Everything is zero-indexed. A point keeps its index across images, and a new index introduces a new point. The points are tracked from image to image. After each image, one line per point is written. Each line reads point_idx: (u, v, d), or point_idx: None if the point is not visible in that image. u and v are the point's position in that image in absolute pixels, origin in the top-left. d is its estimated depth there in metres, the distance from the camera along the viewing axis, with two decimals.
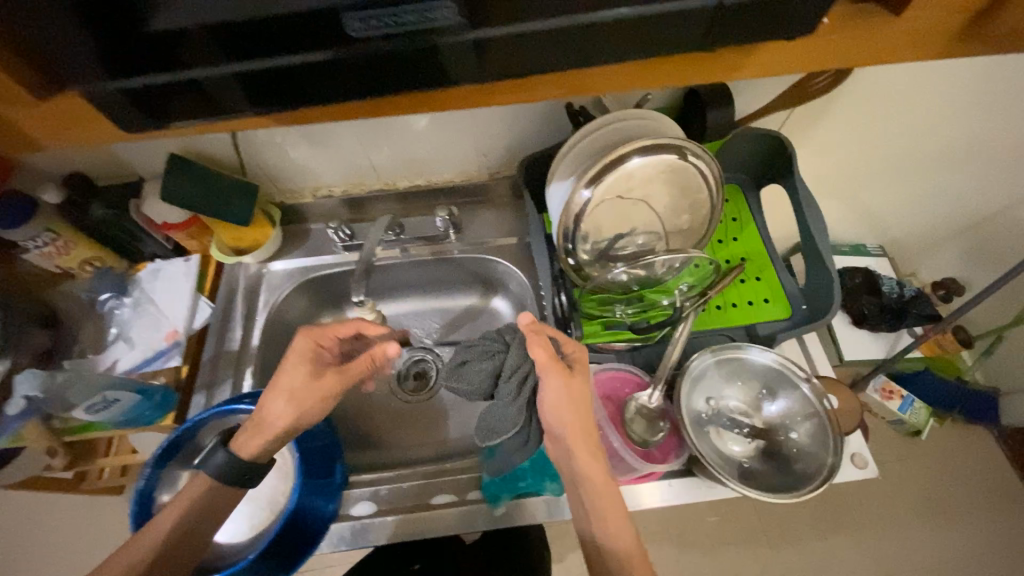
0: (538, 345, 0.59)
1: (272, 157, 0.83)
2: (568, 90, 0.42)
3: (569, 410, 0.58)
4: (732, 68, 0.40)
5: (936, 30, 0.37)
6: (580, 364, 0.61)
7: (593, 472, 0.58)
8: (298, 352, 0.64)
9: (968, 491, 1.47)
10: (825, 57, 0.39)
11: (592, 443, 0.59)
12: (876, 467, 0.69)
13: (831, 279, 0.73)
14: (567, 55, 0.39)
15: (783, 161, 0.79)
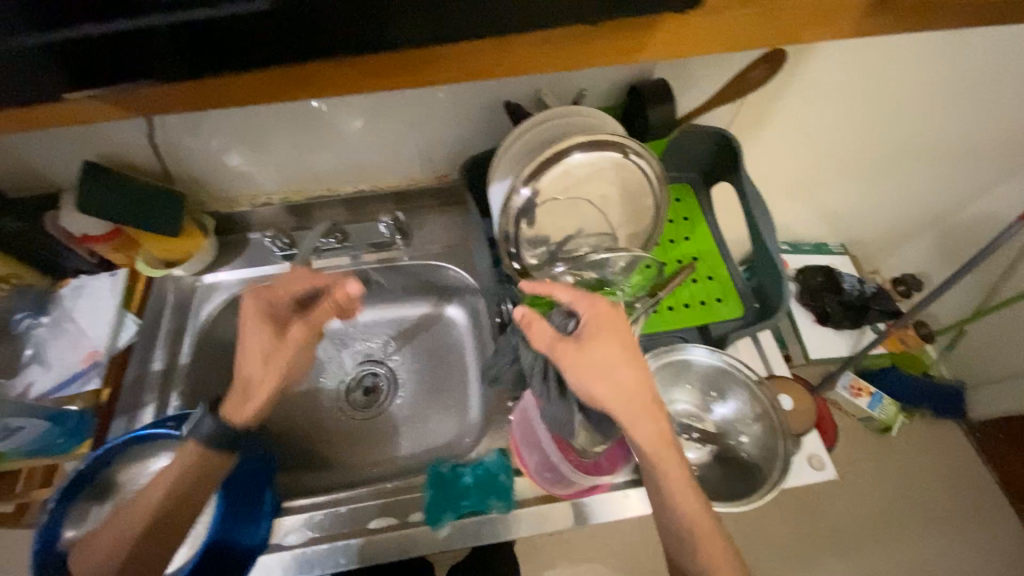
0: (540, 332, 0.54)
1: (201, 163, 0.78)
2: (452, 75, 0.39)
3: (595, 385, 0.53)
4: (633, 48, 0.37)
5: (841, 6, 0.35)
6: (592, 328, 0.54)
7: (646, 438, 0.54)
8: (251, 315, 0.61)
9: (941, 487, 1.46)
10: (730, 34, 0.36)
11: (638, 406, 0.54)
12: (832, 468, 0.67)
13: (779, 276, 0.71)
14: (445, 29, 0.35)
15: (729, 158, 0.78)
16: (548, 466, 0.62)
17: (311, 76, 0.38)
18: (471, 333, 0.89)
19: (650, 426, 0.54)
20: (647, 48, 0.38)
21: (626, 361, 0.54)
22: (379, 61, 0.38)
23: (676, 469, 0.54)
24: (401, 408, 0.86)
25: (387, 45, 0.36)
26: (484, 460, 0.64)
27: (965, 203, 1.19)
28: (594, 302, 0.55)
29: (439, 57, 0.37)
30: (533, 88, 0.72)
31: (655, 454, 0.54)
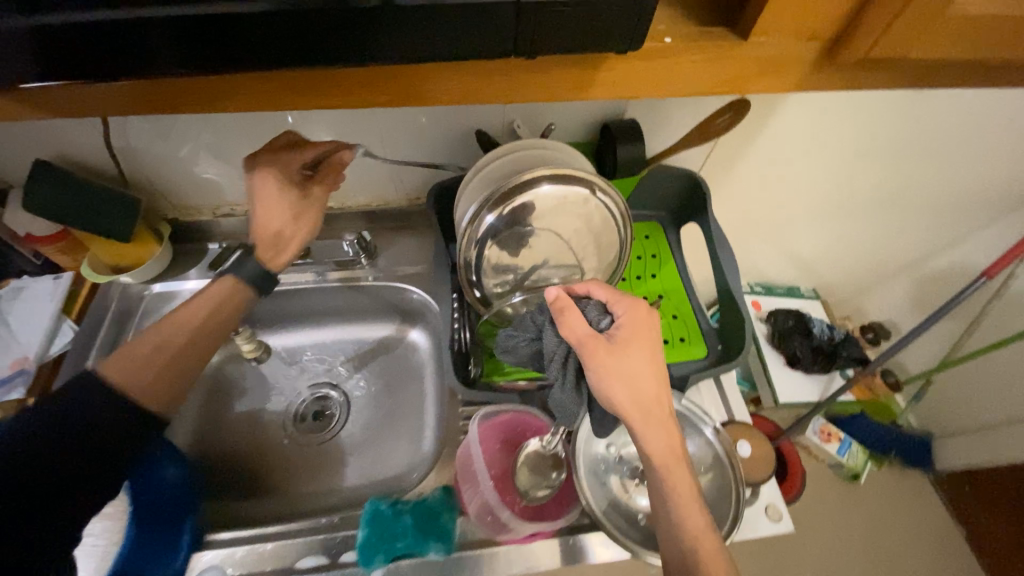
0: (572, 323, 0.52)
1: (161, 170, 0.76)
2: (394, 97, 0.38)
3: (621, 388, 0.50)
4: (580, 85, 0.37)
5: (786, 58, 0.35)
6: (628, 330, 0.52)
7: (660, 452, 0.51)
8: (268, 178, 0.61)
9: (906, 538, 1.45)
10: (678, 78, 0.36)
11: (655, 418, 0.52)
12: (791, 520, 0.65)
13: (742, 318, 0.71)
14: (381, 51, 0.34)
15: (698, 199, 0.79)
16: (488, 512, 0.58)
17: (246, 87, 0.37)
18: (431, 360, 0.87)
19: (666, 440, 0.52)
20: (595, 85, 0.37)
21: (656, 370, 0.52)
22: (317, 76, 0.36)
23: (684, 490, 0.52)
24: (351, 436, 0.82)
25: (319, 61, 0.34)
26: (427, 497, 0.60)
27: (929, 256, 1.22)
28: (632, 305, 0.53)
29: (375, 76, 0.37)
30: (505, 118, 0.73)
31: (666, 469, 0.51)
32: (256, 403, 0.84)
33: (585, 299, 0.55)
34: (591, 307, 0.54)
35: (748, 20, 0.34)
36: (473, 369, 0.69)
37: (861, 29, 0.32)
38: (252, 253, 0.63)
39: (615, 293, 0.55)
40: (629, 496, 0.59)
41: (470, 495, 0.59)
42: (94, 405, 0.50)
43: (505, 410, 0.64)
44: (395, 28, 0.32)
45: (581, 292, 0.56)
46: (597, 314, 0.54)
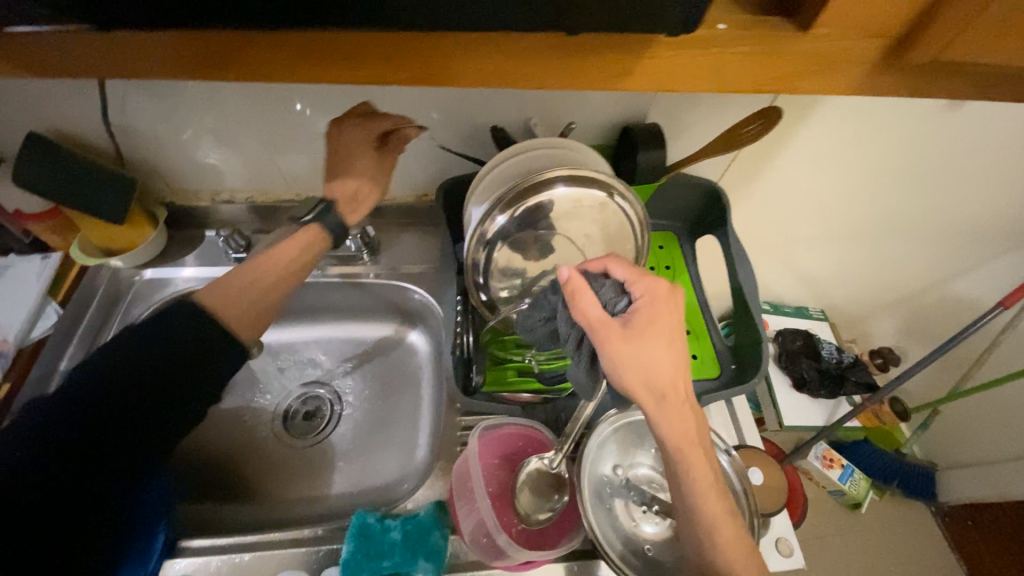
0: (584, 306, 0.49)
1: (160, 152, 0.73)
2: (411, 75, 0.35)
3: (636, 374, 0.47)
4: (617, 74, 0.34)
5: (848, 57, 0.32)
6: (645, 313, 0.48)
7: (681, 439, 0.48)
8: (348, 145, 0.63)
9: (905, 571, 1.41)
10: (727, 74, 0.33)
11: (675, 403, 0.48)
12: (802, 555, 0.62)
13: (759, 338, 0.68)
14: (396, 17, 0.31)
15: (718, 211, 0.76)
16: (484, 531, 0.53)
17: (252, 51, 0.34)
18: (430, 363, 0.83)
19: (687, 425, 0.48)
20: (634, 74, 0.34)
21: (676, 354, 0.48)
22: (326, 45, 0.33)
23: (703, 477, 0.48)
24: (342, 439, 0.79)
25: (335, 23, 0.31)
26: (417, 513, 0.57)
27: (942, 283, 1.20)
28: (651, 285, 0.50)
29: (394, 47, 0.33)
30: (522, 115, 0.70)
31: (684, 454, 0.48)
32: (244, 399, 0.80)
33: (602, 279, 0.52)
34: (606, 288, 0.51)
35: (809, 12, 0.31)
36: (475, 378, 0.65)
37: (930, 29, 0.30)
38: (335, 207, 0.64)
39: (633, 273, 0.51)
40: (635, 523, 0.54)
41: (464, 514, 0.54)
42: (153, 359, 0.50)
43: (508, 423, 0.60)
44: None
45: (598, 270, 0.53)
46: (613, 295, 0.51)
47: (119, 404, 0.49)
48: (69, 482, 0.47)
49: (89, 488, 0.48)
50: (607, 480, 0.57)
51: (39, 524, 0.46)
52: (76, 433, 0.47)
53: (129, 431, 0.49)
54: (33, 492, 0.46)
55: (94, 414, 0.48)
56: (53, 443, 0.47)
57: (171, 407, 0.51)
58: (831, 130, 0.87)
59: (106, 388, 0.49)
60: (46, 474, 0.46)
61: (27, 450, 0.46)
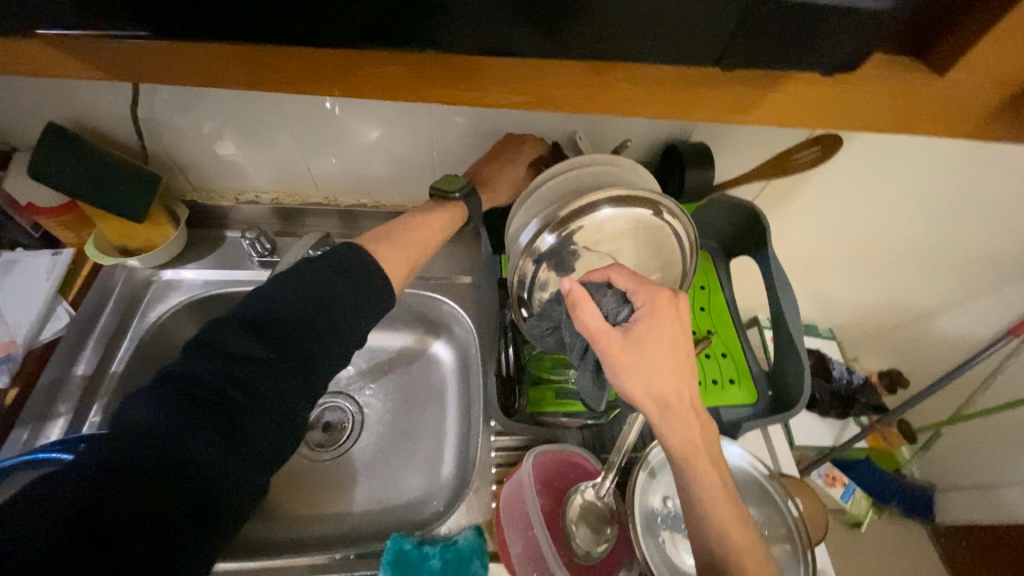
0: (585, 317, 0.46)
1: (187, 149, 0.70)
2: (535, 100, 0.37)
3: (636, 388, 0.45)
4: (746, 106, 0.38)
5: (967, 104, 0.37)
6: (646, 322, 0.47)
7: (688, 450, 0.46)
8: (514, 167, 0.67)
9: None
10: (853, 110, 0.38)
11: (680, 412, 0.46)
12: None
13: (801, 367, 0.67)
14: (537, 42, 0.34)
15: (756, 234, 0.74)
16: (535, 564, 0.51)
17: (366, 64, 0.36)
18: (455, 377, 0.81)
19: (693, 434, 0.46)
20: (757, 109, 0.38)
21: (676, 362, 0.47)
22: (452, 62, 0.36)
23: (710, 486, 0.46)
24: (363, 453, 0.76)
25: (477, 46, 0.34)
26: (457, 540, 0.55)
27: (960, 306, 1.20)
28: (654, 293, 0.48)
29: (506, 69, 0.36)
30: (567, 129, 0.68)
31: (691, 461, 0.46)
32: None
33: (604, 288, 0.50)
34: (607, 297, 0.49)
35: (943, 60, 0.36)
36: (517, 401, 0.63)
37: None
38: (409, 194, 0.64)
39: (635, 281, 0.49)
40: (683, 556, 0.53)
41: (512, 536, 0.52)
42: (275, 316, 0.48)
43: (557, 448, 0.57)
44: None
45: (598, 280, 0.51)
46: (614, 305, 0.48)
47: (262, 357, 0.46)
48: (184, 430, 0.41)
49: (219, 446, 0.42)
50: (657, 512, 0.55)
51: (161, 496, 0.38)
52: (219, 386, 0.44)
53: (271, 406, 0.45)
54: (159, 454, 0.39)
55: (235, 379, 0.44)
56: (191, 423, 0.41)
57: (309, 378, 0.48)
58: (861, 156, 0.88)
59: (247, 350, 0.46)
60: (183, 424, 0.41)
61: (160, 413, 0.41)
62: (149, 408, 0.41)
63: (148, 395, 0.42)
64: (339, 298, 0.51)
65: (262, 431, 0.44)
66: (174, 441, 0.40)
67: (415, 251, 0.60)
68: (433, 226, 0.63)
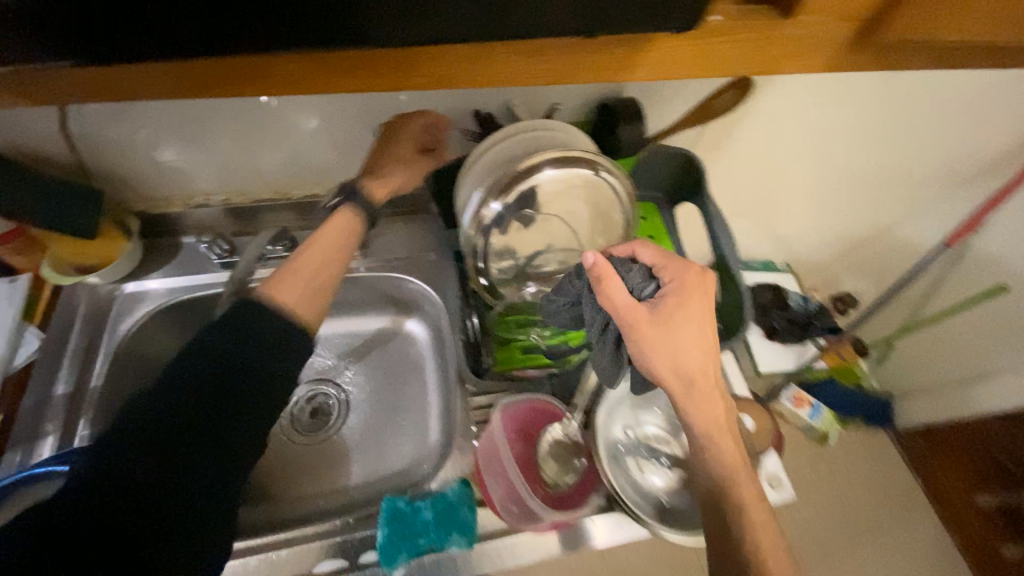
0: (612, 292, 0.50)
1: (128, 160, 0.70)
2: (434, 80, 0.40)
3: (663, 362, 0.51)
4: (624, 63, 0.40)
5: (819, 40, 0.40)
6: (673, 297, 0.51)
7: (706, 414, 0.53)
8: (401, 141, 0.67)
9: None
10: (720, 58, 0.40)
11: (700, 379, 0.53)
12: (790, 489, 0.68)
13: (743, 298, 0.72)
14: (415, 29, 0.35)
15: (694, 179, 0.79)
16: (514, 499, 0.57)
17: (271, 64, 0.38)
18: (431, 350, 0.85)
19: (709, 403, 0.54)
20: (637, 66, 0.41)
21: (700, 340, 0.52)
22: (352, 55, 0.38)
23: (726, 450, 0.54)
24: (352, 432, 0.80)
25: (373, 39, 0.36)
26: (445, 492, 0.60)
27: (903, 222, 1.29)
28: (680, 270, 0.53)
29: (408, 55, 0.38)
30: (503, 99, 0.70)
31: (708, 429, 0.54)
32: None
33: (629, 264, 0.54)
34: (633, 273, 0.53)
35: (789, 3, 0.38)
36: (485, 360, 0.69)
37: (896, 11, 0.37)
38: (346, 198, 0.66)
39: (660, 259, 0.54)
40: (647, 477, 0.60)
41: (494, 484, 0.58)
42: (200, 358, 0.52)
43: (527, 396, 0.62)
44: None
45: (624, 256, 0.55)
46: (640, 281, 0.53)
47: (191, 398, 0.50)
48: (125, 475, 0.46)
49: (159, 484, 0.47)
50: (620, 442, 0.62)
51: (111, 535, 0.45)
52: (151, 431, 0.48)
53: (216, 444, 0.50)
54: (105, 498, 0.45)
55: (166, 422, 0.49)
56: (130, 465, 0.47)
57: (254, 413, 0.52)
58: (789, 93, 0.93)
59: (178, 392, 0.50)
60: (122, 471, 0.46)
61: (101, 463, 0.47)
62: (93, 458, 0.47)
63: (94, 447, 0.48)
64: (263, 329, 0.54)
65: (198, 463, 0.49)
66: (118, 485, 0.46)
67: (324, 258, 0.62)
68: (334, 234, 0.64)
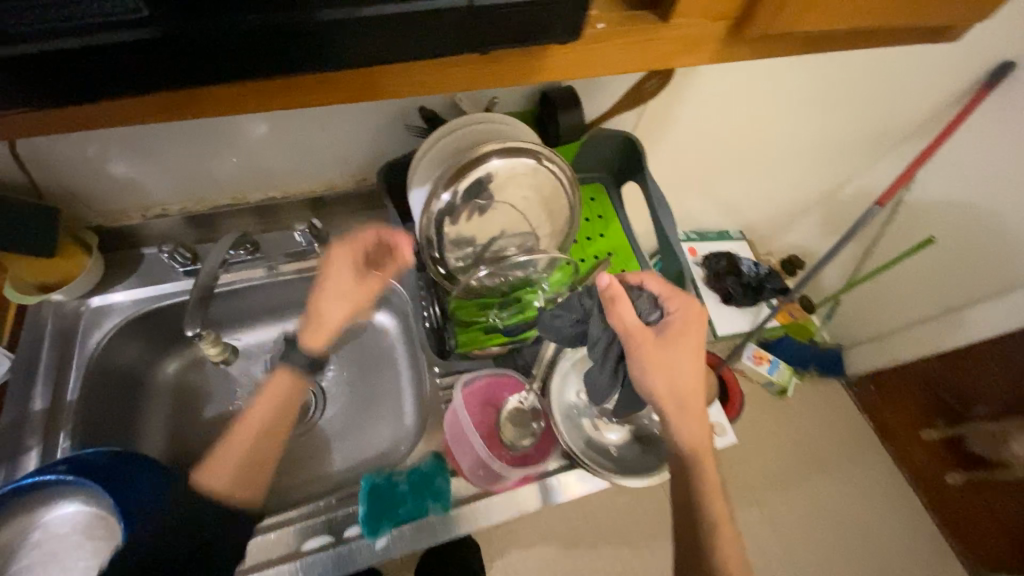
0: (623, 311, 0.60)
1: (79, 177, 0.70)
2: (351, 96, 0.37)
3: (661, 378, 0.60)
4: (525, 72, 0.38)
5: (701, 39, 0.38)
6: (676, 324, 0.61)
7: (692, 434, 0.62)
8: (340, 260, 0.70)
9: (839, 437, 1.60)
10: (613, 62, 0.38)
11: (692, 401, 0.61)
12: (733, 434, 0.78)
13: (682, 267, 0.79)
14: (312, 60, 0.32)
15: (635, 160, 0.84)
16: (482, 463, 0.66)
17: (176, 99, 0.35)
18: (401, 339, 0.89)
19: (695, 423, 0.63)
20: (541, 73, 0.38)
21: (694, 365, 0.62)
22: (267, 84, 0.35)
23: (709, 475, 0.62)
24: (331, 423, 0.84)
25: (284, 67, 0.32)
26: (420, 465, 0.66)
27: (848, 180, 1.38)
28: (683, 304, 0.62)
29: (336, 83, 0.36)
30: (446, 95, 0.74)
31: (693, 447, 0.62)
32: (226, 405, 0.84)
33: (639, 292, 0.64)
34: (642, 299, 0.63)
35: (668, 5, 0.36)
36: (449, 343, 0.74)
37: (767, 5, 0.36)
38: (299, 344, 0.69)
39: (669, 291, 0.63)
40: (600, 433, 0.70)
41: (462, 455, 0.67)
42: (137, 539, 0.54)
43: (483, 374, 0.72)
44: (353, 30, 0.30)
45: (636, 283, 0.65)
46: (648, 306, 0.63)
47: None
48: None
49: None
50: (574, 405, 0.72)
51: None
52: None
53: None
54: None
55: None
56: None
57: None
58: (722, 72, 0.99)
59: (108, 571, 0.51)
60: None
61: None
62: None
63: None
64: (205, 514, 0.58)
65: None
66: None
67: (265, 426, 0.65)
68: (273, 401, 0.66)
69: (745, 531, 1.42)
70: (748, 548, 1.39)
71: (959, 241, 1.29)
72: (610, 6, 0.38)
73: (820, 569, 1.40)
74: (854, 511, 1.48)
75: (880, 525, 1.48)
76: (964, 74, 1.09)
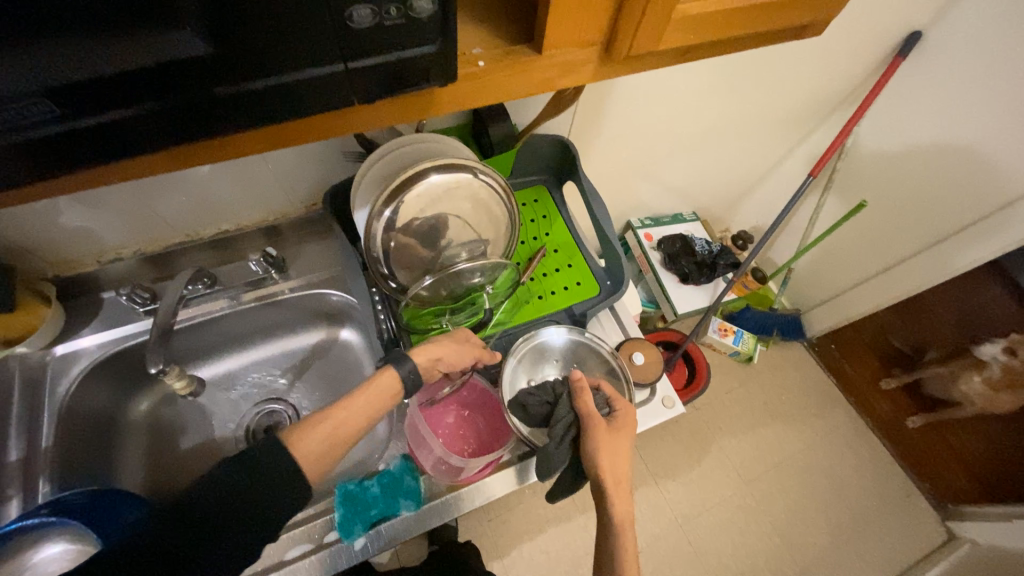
0: (587, 398, 0.69)
1: (27, 233, 0.72)
2: (271, 144, 0.41)
3: (606, 459, 0.64)
4: (424, 107, 0.43)
5: (574, 63, 0.44)
6: (623, 416, 0.69)
7: (621, 512, 0.64)
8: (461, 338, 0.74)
9: (803, 395, 1.70)
10: (498, 90, 0.43)
11: (624, 486, 0.65)
12: (681, 404, 0.86)
13: (620, 256, 0.84)
14: (234, 123, 0.36)
15: (569, 160, 0.89)
16: (444, 460, 0.72)
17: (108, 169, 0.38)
18: (366, 351, 0.93)
19: (624, 508, 0.64)
20: (434, 107, 0.43)
21: (631, 461, 0.67)
22: (196, 146, 0.39)
23: (630, 546, 0.62)
24: None
25: (213, 129, 0.36)
26: (389, 468, 0.72)
27: (788, 155, 1.47)
28: (628, 407, 0.71)
29: (264, 136, 0.40)
30: None
31: (621, 524, 0.63)
32: (204, 434, 0.87)
33: (595, 391, 0.73)
34: (598, 396, 0.72)
35: (537, 41, 0.42)
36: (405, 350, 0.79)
37: (621, 32, 0.41)
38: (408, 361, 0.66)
39: (616, 393, 0.73)
40: None
41: (425, 456, 0.72)
42: None
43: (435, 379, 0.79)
44: (257, 98, 0.35)
45: (592, 384, 0.74)
46: (601, 403, 0.72)
47: None
48: None
49: None
50: None
51: None
52: None
53: None
54: None
55: None
56: None
57: None
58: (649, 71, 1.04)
59: None
60: None
61: None
62: None
63: None
64: None
65: None
66: None
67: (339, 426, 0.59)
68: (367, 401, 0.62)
69: (722, 493, 1.50)
70: (723, 507, 1.47)
71: (888, 201, 1.36)
72: (492, 42, 0.44)
73: (795, 521, 1.48)
74: (820, 461, 1.58)
75: (847, 472, 1.58)
76: (872, 48, 1.17)
